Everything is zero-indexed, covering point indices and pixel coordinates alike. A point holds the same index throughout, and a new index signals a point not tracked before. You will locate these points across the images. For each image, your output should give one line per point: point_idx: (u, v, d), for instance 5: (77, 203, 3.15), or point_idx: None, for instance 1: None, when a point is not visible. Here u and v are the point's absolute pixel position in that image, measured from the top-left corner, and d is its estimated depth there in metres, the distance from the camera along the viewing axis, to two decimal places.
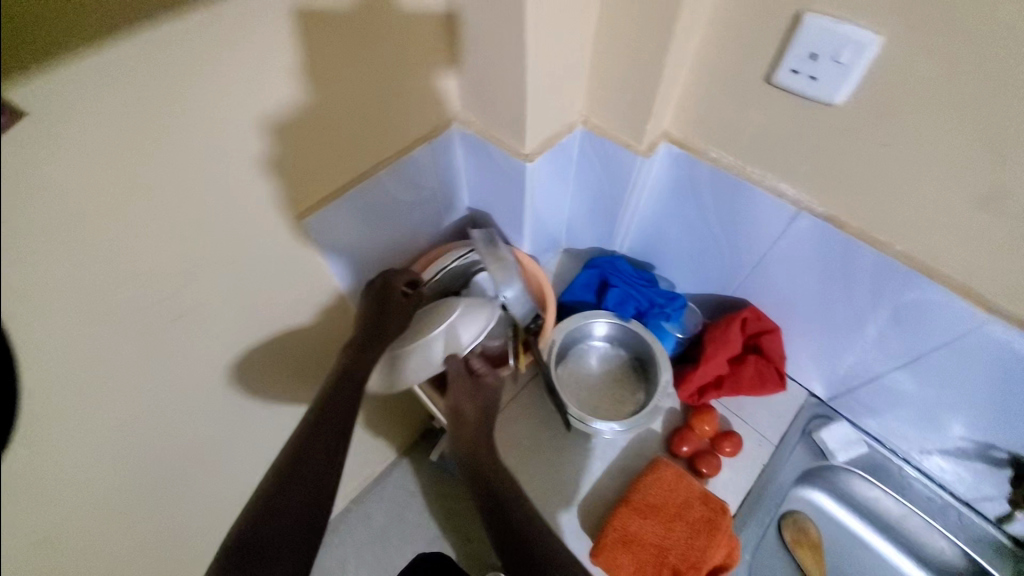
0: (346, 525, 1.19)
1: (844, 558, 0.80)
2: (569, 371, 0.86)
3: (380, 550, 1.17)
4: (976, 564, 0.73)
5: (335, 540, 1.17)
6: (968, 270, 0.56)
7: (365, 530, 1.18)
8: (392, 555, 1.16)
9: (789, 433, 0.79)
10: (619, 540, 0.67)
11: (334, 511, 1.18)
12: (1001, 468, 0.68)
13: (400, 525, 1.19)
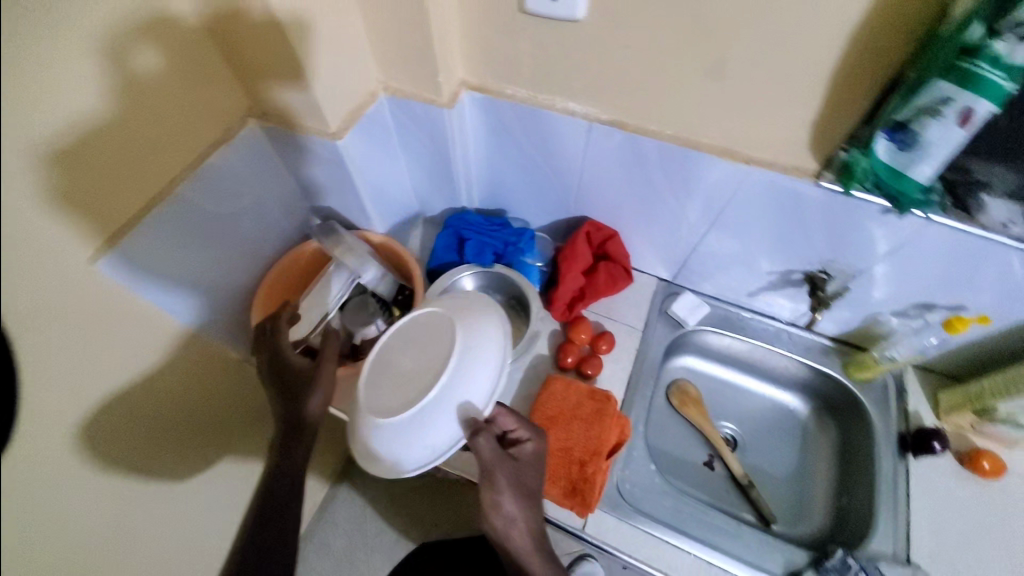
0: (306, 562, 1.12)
1: (723, 402, 0.96)
2: None
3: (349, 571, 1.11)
4: (815, 369, 0.89)
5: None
6: (723, 135, 0.66)
7: (328, 558, 1.12)
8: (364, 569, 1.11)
9: (649, 315, 0.92)
10: None
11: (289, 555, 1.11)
12: (804, 287, 0.82)
13: (363, 541, 1.14)
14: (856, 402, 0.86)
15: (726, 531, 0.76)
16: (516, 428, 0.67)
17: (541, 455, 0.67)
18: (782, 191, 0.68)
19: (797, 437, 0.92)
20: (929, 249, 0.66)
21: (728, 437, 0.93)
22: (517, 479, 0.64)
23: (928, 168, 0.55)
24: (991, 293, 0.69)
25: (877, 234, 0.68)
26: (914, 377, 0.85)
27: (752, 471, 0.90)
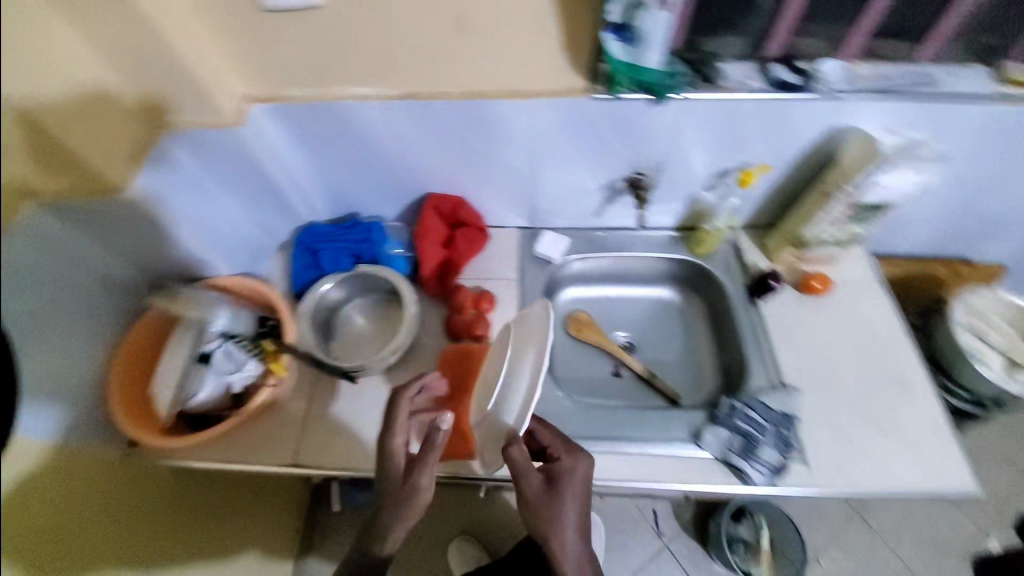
0: None
1: (614, 316, 1.05)
2: (340, 340, 0.87)
3: None
4: (672, 258, 1.00)
5: None
6: (498, 77, 0.72)
7: None
8: None
9: (520, 263, 0.97)
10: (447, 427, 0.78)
11: None
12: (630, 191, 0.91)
13: None
14: (707, 273, 0.98)
15: (636, 422, 0.82)
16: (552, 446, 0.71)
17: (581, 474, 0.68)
18: (571, 112, 0.76)
19: (680, 321, 1.03)
20: (703, 123, 0.78)
21: (625, 343, 1.02)
22: (557, 499, 0.65)
23: (655, 57, 0.68)
24: (767, 143, 0.81)
25: (661, 123, 0.78)
26: (747, 235, 0.98)
27: (653, 364, 1.00)
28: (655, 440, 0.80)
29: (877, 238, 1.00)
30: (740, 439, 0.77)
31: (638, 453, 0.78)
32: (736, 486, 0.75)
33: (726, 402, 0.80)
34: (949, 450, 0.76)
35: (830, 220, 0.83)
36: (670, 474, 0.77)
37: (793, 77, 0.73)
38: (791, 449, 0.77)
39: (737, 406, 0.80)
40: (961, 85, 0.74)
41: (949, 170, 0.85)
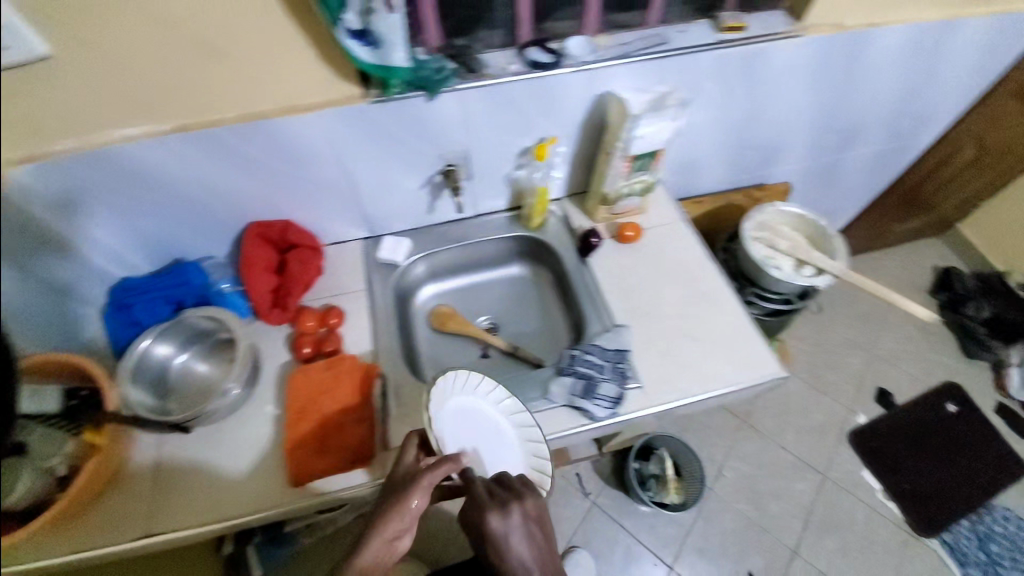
0: None
1: (474, 302, 1.11)
2: (176, 398, 0.83)
3: None
4: (511, 237, 1.08)
5: None
6: (266, 97, 0.75)
7: None
8: None
9: (367, 273, 0.99)
10: (303, 448, 0.77)
11: None
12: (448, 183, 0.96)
13: None
14: (541, 244, 1.08)
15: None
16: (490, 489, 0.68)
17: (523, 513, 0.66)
18: (358, 120, 0.80)
19: (533, 293, 1.11)
20: (485, 110, 0.84)
21: (488, 326, 1.09)
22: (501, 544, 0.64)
23: (400, 52, 0.69)
24: (551, 116, 0.89)
25: (448, 116, 0.84)
26: (569, 203, 1.09)
27: (516, 339, 1.07)
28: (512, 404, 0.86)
29: (672, 181, 1.16)
30: (582, 382, 0.85)
31: None
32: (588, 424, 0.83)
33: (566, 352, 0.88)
34: (752, 343, 0.91)
35: (619, 174, 0.94)
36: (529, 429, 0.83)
37: (547, 57, 0.82)
38: (628, 378, 0.86)
39: (575, 353, 0.88)
40: (688, 40, 0.86)
41: (705, 111, 0.99)
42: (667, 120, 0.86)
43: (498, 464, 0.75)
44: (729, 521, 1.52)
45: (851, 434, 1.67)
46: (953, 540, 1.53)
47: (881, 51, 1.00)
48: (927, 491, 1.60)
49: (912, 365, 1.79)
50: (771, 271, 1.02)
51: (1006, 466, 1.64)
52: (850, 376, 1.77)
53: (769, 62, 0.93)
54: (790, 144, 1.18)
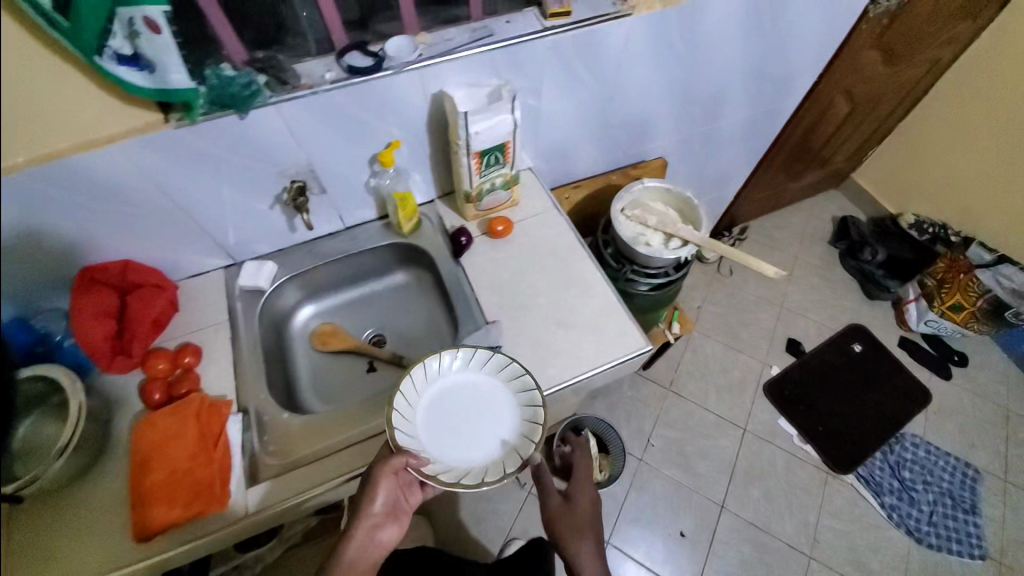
0: None
1: (357, 314, 1.09)
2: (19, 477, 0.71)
3: None
4: (386, 246, 1.06)
5: None
6: (50, 134, 0.68)
7: None
8: None
9: (230, 304, 0.96)
10: (145, 503, 0.73)
11: None
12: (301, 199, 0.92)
13: None
14: (416, 249, 1.07)
15: (365, 410, 0.87)
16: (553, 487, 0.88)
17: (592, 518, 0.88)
18: (169, 151, 0.76)
19: (417, 298, 1.10)
20: (311, 122, 0.81)
21: (374, 339, 1.07)
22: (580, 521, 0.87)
23: (179, 75, 0.68)
24: (389, 121, 0.87)
25: (270, 135, 0.80)
26: (441, 203, 1.08)
27: (402, 348, 1.06)
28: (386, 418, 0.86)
29: (546, 168, 1.18)
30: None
31: (368, 435, 0.84)
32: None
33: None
34: (618, 321, 0.94)
35: (472, 175, 0.94)
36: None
37: (366, 61, 0.79)
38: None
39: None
40: (515, 30, 0.85)
41: (555, 99, 1.00)
42: (500, 113, 0.85)
43: (496, 427, 0.79)
44: (659, 486, 1.60)
45: (767, 386, 1.78)
46: (867, 472, 1.64)
47: (721, 20, 1.01)
48: (841, 429, 1.71)
49: (818, 314, 1.94)
50: (640, 248, 1.05)
51: (911, 396, 1.77)
52: (763, 332, 1.89)
53: (606, 43, 0.92)
54: (657, 120, 1.20)
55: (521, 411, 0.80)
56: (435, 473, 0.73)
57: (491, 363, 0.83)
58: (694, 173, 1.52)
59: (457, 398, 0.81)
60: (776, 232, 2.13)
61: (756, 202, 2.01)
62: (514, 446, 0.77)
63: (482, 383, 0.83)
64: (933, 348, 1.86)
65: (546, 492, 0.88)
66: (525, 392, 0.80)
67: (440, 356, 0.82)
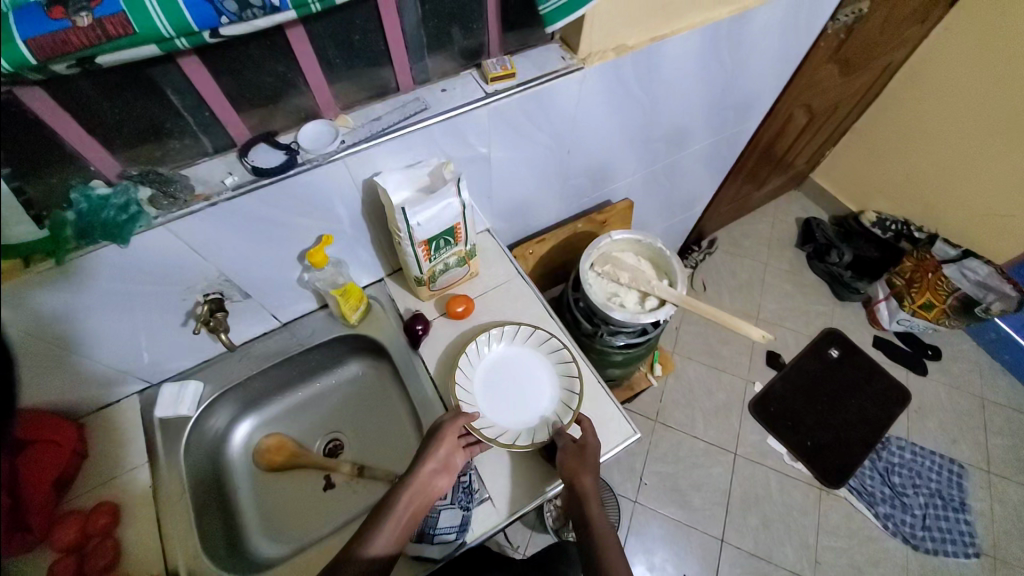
0: None
1: (306, 418, 0.97)
2: None
3: None
4: (332, 341, 0.93)
5: None
6: None
7: None
8: None
9: (151, 440, 0.83)
10: None
11: None
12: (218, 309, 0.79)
13: None
14: (367, 339, 0.94)
15: (318, 558, 0.76)
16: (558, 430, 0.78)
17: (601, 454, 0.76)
18: (39, 299, 0.62)
19: (375, 392, 0.98)
20: (216, 234, 0.68)
21: (330, 447, 0.95)
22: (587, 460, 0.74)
23: (24, 228, 0.55)
24: (314, 217, 0.75)
25: (170, 257, 0.67)
26: (390, 282, 0.95)
27: (362, 455, 0.94)
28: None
29: (505, 226, 1.07)
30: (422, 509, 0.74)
31: None
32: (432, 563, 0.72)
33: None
34: (601, 408, 0.84)
35: (421, 262, 0.82)
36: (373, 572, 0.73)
37: (279, 154, 0.66)
38: (476, 492, 0.78)
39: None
40: (451, 99, 0.73)
41: (508, 161, 0.88)
42: (445, 198, 0.73)
43: (541, 397, 0.84)
44: (658, 528, 1.54)
45: (753, 406, 1.74)
46: (858, 482, 1.63)
47: (679, 58, 0.92)
48: (829, 442, 1.69)
49: (794, 321, 1.92)
50: (614, 310, 0.96)
51: (892, 397, 1.77)
52: (743, 348, 1.85)
53: (558, 100, 0.81)
54: (619, 160, 1.11)
55: (560, 381, 0.85)
56: (490, 434, 0.78)
57: (535, 340, 0.88)
58: (660, 200, 1.45)
59: (504, 370, 0.86)
60: (744, 240, 2.12)
61: (722, 213, 1.98)
62: (556, 415, 0.81)
63: (528, 359, 0.87)
64: (907, 344, 1.87)
65: (558, 438, 0.76)
66: (564, 366, 0.85)
67: (493, 330, 0.87)
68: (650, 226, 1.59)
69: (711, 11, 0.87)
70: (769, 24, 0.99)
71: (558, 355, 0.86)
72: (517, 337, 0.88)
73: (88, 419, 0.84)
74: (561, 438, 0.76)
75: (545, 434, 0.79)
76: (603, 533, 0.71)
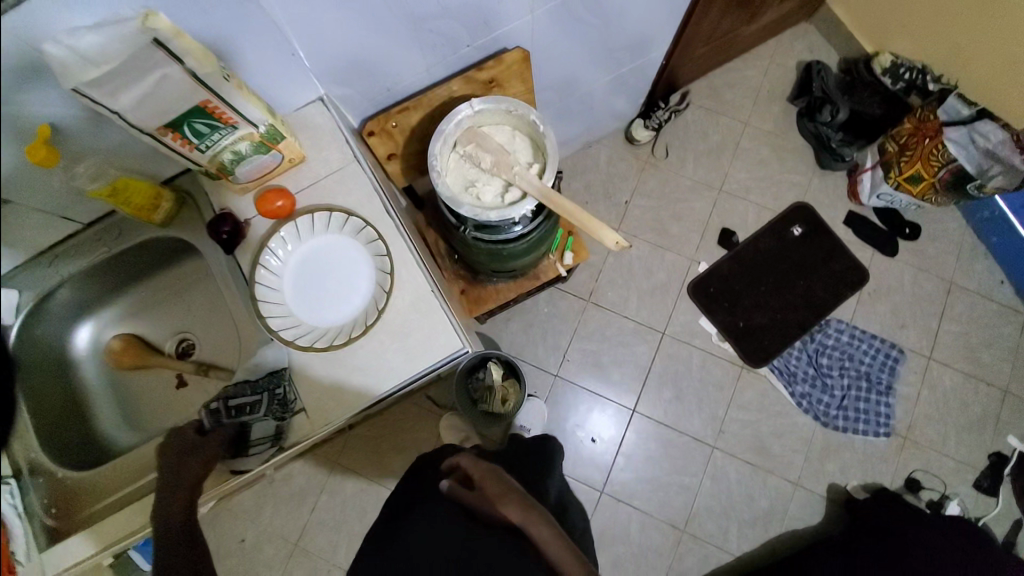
0: None
1: (152, 318, 0.91)
2: None
3: None
4: (146, 242, 0.83)
5: None
6: None
7: None
8: None
9: None
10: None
11: None
12: None
13: None
14: (185, 242, 0.85)
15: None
16: (454, 479, 0.80)
17: (495, 479, 0.76)
18: None
19: (217, 291, 0.90)
20: None
21: (181, 347, 0.92)
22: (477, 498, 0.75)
23: None
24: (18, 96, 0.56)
25: None
26: (195, 173, 0.80)
27: (212, 355, 0.91)
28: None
29: (352, 94, 0.86)
30: (232, 437, 0.70)
31: None
32: (253, 469, 0.74)
33: (205, 412, 0.70)
34: (430, 323, 0.76)
35: (188, 152, 0.65)
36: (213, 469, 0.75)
37: None
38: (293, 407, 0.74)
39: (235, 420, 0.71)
40: None
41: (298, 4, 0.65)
42: (158, 67, 0.53)
43: (357, 293, 0.77)
44: (576, 399, 1.61)
45: (693, 288, 1.65)
46: (783, 362, 1.63)
47: None
48: (765, 323, 1.64)
49: (761, 194, 1.71)
50: (464, 203, 0.81)
51: (846, 279, 1.65)
52: (696, 224, 1.69)
53: None
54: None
55: (376, 278, 0.77)
56: (291, 337, 0.74)
57: (354, 231, 0.78)
58: (591, 45, 1.15)
59: (319, 262, 0.77)
60: (728, 93, 1.77)
61: (700, 58, 1.61)
62: (365, 315, 0.76)
63: (348, 250, 0.78)
64: (883, 222, 1.68)
65: (454, 492, 0.78)
66: (381, 263, 0.77)
67: (309, 217, 0.76)
68: (587, 80, 1.30)
69: None
70: None
71: (377, 250, 0.77)
72: (330, 228, 0.78)
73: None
74: (457, 491, 0.78)
75: (348, 336, 0.75)
76: (546, 542, 0.69)
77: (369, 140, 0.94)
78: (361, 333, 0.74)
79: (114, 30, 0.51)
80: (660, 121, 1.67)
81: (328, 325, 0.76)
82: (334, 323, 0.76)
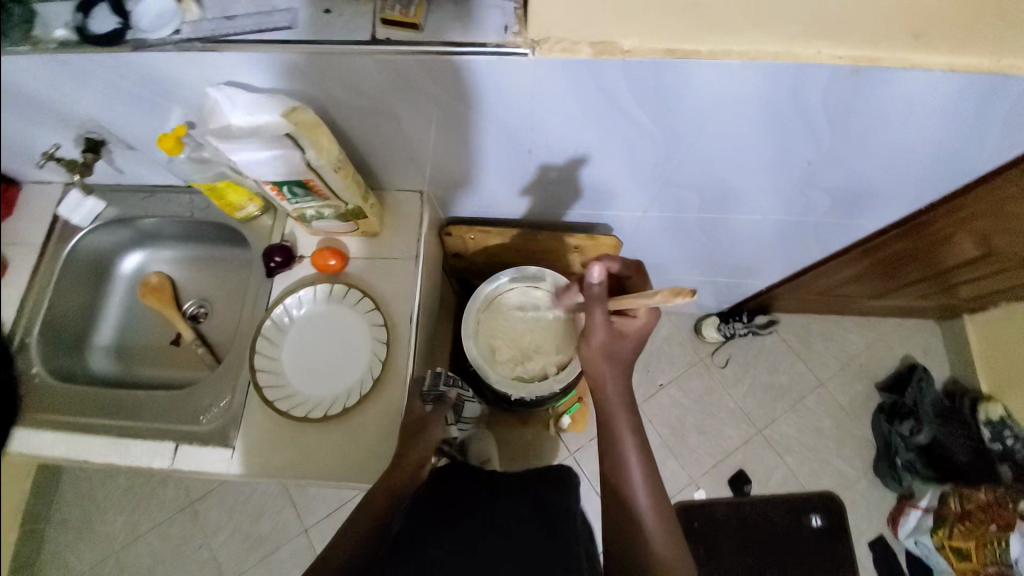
0: (55, 539, 1.47)
1: (189, 276, 0.99)
2: None
3: (88, 533, 1.47)
4: (219, 222, 0.90)
5: (53, 553, 1.46)
6: None
7: (69, 531, 1.47)
8: (108, 527, 1.48)
9: (50, 229, 0.88)
10: None
11: (45, 530, 1.46)
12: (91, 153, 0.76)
13: (96, 512, 1.49)
14: (250, 240, 0.90)
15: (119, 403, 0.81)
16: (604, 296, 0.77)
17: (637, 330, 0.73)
18: None
19: (247, 287, 0.96)
20: (60, 78, 0.63)
21: (195, 311, 0.98)
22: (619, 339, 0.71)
23: None
24: (175, 100, 0.66)
25: (25, 75, 0.63)
26: (281, 209, 0.87)
27: (214, 334, 0.96)
28: (122, 424, 0.78)
29: (451, 198, 0.92)
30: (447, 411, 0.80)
31: (98, 436, 0.77)
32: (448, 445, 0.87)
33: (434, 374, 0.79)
34: (378, 445, 0.75)
35: (277, 199, 0.72)
36: (135, 447, 0.76)
37: (112, 22, 0.58)
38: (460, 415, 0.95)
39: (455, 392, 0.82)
40: (330, 29, 0.59)
41: (431, 130, 0.72)
42: (279, 147, 0.61)
43: (339, 378, 0.79)
44: None
45: (678, 509, 1.53)
46: None
47: (719, 97, 0.62)
48: None
49: (798, 458, 1.56)
50: (475, 345, 0.88)
51: None
52: (716, 448, 1.57)
53: (492, 84, 0.62)
54: (616, 188, 0.86)
55: (360, 374, 0.78)
56: (261, 383, 0.76)
57: (370, 323, 0.80)
58: (692, 251, 1.14)
59: (324, 335, 0.81)
60: (818, 343, 1.67)
61: (803, 301, 1.54)
62: (332, 401, 0.77)
63: (356, 335, 0.81)
64: (911, 569, 1.45)
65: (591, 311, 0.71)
66: (371, 364, 0.78)
67: (343, 290, 0.81)
68: (676, 271, 1.29)
69: (797, 43, 0.55)
70: (915, 101, 0.62)
71: (375, 352, 0.79)
72: (354, 309, 0.81)
73: (24, 186, 0.90)
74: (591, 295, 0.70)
75: (306, 415, 0.75)
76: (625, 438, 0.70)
77: (444, 238, 0.98)
78: (316, 416, 0.75)
79: (265, 102, 0.61)
80: (734, 332, 1.61)
81: (298, 390, 0.77)
82: (303, 393, 0.77)
